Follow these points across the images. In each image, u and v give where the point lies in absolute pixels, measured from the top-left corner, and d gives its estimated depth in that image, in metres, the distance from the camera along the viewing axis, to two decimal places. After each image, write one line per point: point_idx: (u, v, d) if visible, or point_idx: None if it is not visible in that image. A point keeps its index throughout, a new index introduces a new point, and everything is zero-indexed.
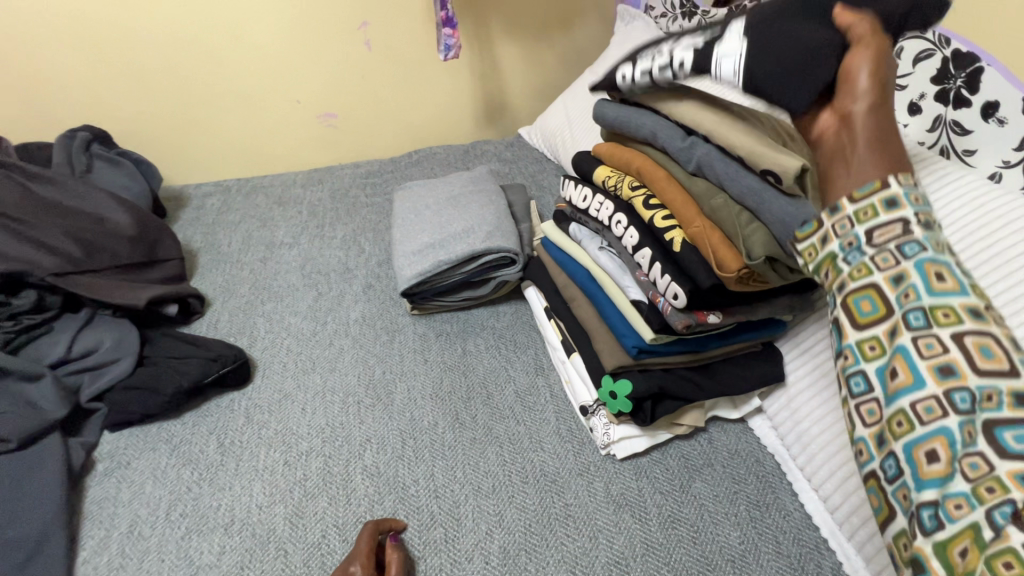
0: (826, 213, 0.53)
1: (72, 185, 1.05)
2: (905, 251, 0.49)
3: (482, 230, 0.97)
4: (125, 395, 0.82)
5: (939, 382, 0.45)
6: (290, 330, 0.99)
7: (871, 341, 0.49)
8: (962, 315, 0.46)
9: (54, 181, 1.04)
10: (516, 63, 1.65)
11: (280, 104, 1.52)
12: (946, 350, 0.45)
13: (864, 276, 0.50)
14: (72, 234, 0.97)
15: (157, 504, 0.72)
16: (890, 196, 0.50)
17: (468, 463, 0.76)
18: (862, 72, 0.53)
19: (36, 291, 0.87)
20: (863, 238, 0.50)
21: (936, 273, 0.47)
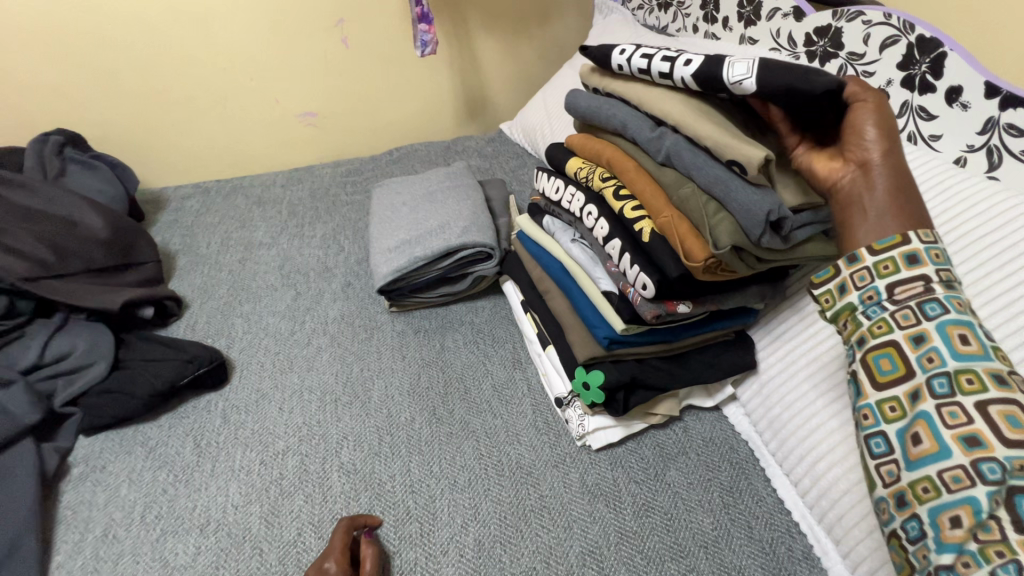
0: (844, 260, 0.55)
1: (43, 189, 1.04)
2: (926, 311, 0.51)
3: (458, 225, 0.97)
4: (99, 399, 0.82)
5: (966, 451, 0.45)
6: (268, 330, 0.99)
7: (892, 401, 0.50)
8: (986, 382, 0.47)
9: (24, 185, 1.02)
10: (496, 58, 1.65)
11: (258, 104, 1.50)
12: (971, 420, 0.46)
13: (885, 333, 0.52)
14: (43, 238, 0.96)
15: (132, 507, 0.72)
16: (911, 252, 0.52)
17: (445, 457, 0.76)
18: (869, 127, 0.56)
19: (8, 297, 0.87)
20: (883, 292, 0.53)
21: (958, 336, 0.49)
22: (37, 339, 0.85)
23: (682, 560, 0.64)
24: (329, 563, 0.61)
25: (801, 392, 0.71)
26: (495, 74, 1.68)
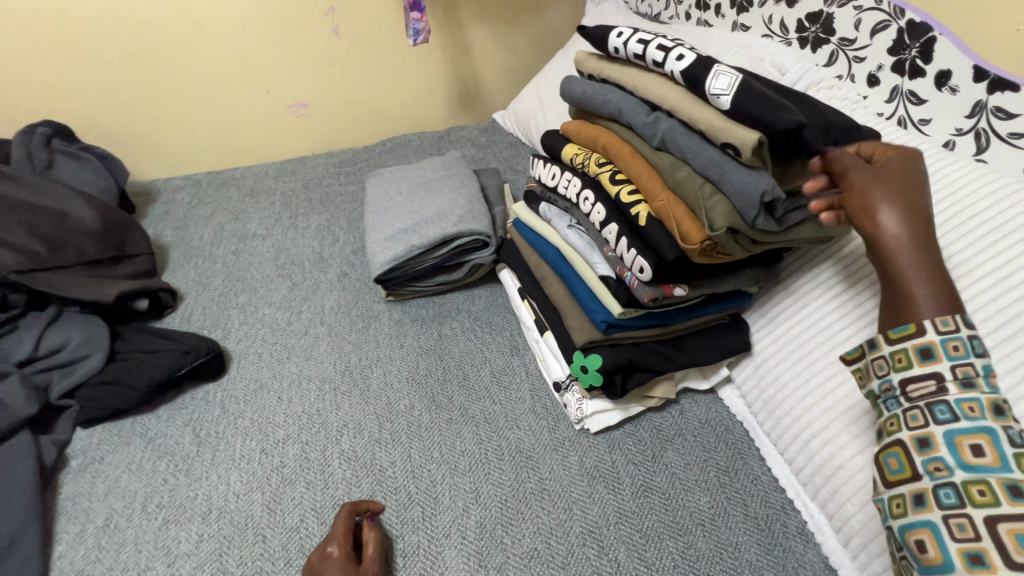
0: (867, 346, 0.57)
1: (33, 181, 1.03)
2: (936, 413, 0.51)
3: (454, 214, 0.97)
4: (96, 391, 0.82)
5: (968, 568, 0.45)
6: (264, 320, 0.99)
7: (897, 500, 0.51)
8: (999, 494, 0.46)
9: (13, 177, 1.01)
10: (488, 46, 1.64)
11: (247, 94, 1.49)
12: (978, 536, 0.45)
13: (895, 432, 0.53)
14: (34, 231, 0.95)
15: (133, 497, 0.72)
16: (924, 346, 0.52)
17: (445, 443, 0.76)
18: (884, 212, 0.57)
19: (1, 290, 0.86)
20: (898, 388, 0.53)
21: (969, 447, 0.48)
22: (31, 331, 0.84)
23: (680, 537, 0.65)
24: (332, 547, 0.62)
25: (795, 373, 0.72)
26: (488, 63, 1.68)
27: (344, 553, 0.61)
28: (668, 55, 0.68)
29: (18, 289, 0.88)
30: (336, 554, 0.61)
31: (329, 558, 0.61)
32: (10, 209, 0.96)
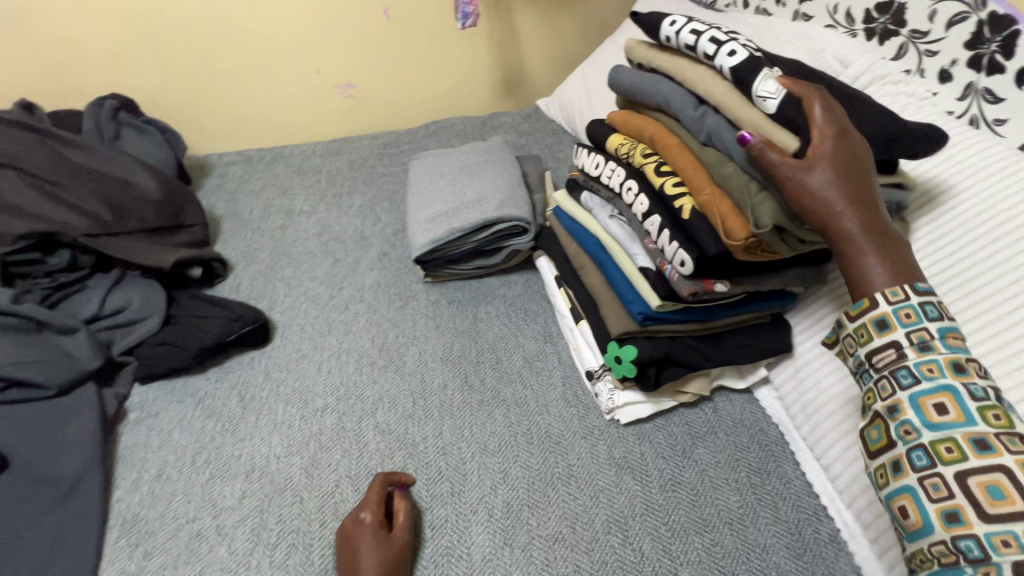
0: (835, 327, 0.58)
1: (102, 152, 1.09)
2: (900, 379, 0.52)
3: (494, 199, 0.97)
4: (153, 350, 0.87)
5: (944, 528, 0.46)
6: (307, 294, 1.02)
7: (880, 470, 0.52)
8: (965, 450, 0.47)
9: (85, 147, 1.08)
10: (536, 32, 1.62)
11: (298, 73, 1.51)
12: (953, 495, 0.47)
13: (872, 404, 0.54)
14: (101, 197, 1.00)
15: (183, 451, 0.77)
16: (879, 318, 0.54)
17: (476, 423, 0.78)
18: (823, 194, 0.55)
19: (70, 253, 0.92)
20: (866, 361, 0.55)
21: (932, 406, 0.49)
22: (96, 292, 0.90)
23: (706, 534, 0.65)
24: (366, 513, 0.65)
25: (837, 378, 0.70)
26: (535, 49, 1.66)
27: (378, 521, 0.63)
28: (719, 48, 0.66)
29: (85, 252, 0.93)
30: (369, 521, 0.63)
31: (362, 524, 0.64)
32: (79, 176, 1.02)
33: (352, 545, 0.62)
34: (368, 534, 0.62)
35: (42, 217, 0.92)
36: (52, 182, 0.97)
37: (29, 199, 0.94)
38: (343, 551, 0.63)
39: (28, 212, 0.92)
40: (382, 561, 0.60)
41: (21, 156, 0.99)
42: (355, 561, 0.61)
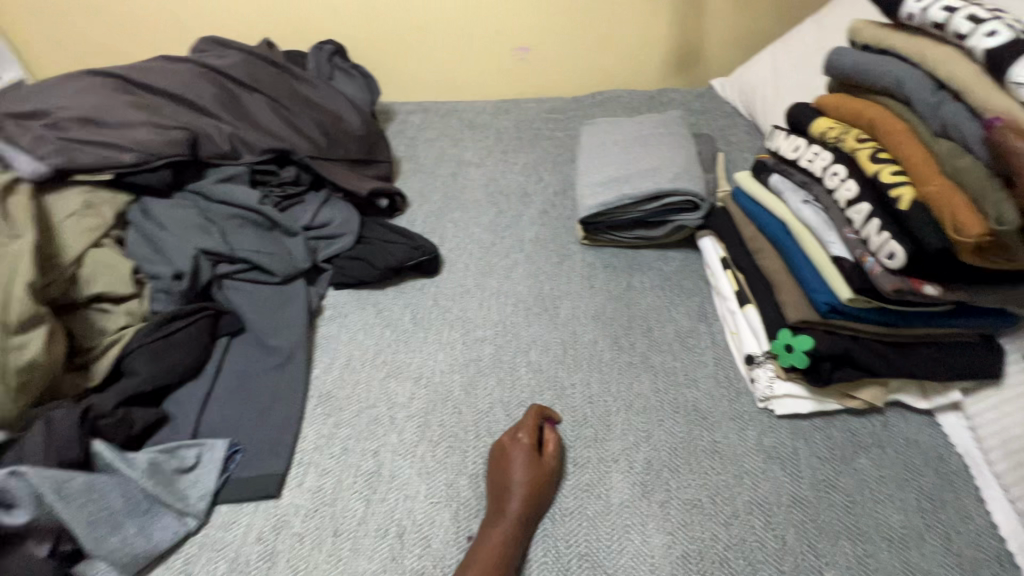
0: None
1: (321, 89, 1.25)
2: None
3: (669, 171, 0.97)
4: (347, 262, 1.00)
5: None
6: (472, 237, 1.11)
7: None
8: None
9: (310, 83, 1.24)
10: (723, 5, 1.54)
11: (481, 33, 1.56)
12: None
13: None
14: (319, 126, 1.15)
15: (365, 350, 0.89)
16: None
17: (623, 382, 0.81)
18: None
19: (295, 170, 1.06)
20: None
21: None
22: (310, 207, 1.04)
23: (860, 543, 0.62)
24: (520, 433, 0.72)
25: None
26: (718, 25, 1.59)
27: (530, 442, 0.70)
28: (977, 27, 0.59)
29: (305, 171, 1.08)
30: (523, 441, 0.70)
31: (516, 441, 0.71)
32: (303, 107, 1.16)
33: (505, 457, 0.69)
34: (522, 450, 0.69)
35: (277, 134, 1.08)
36: (286, 107, 1.14)
37: (268, 120, 1.09)
38: (496, 460, 0.71)
39: (269, 131, 1.08)
40: (531, 477, 0.66)
41: (263, 80, 1.14)
42: (507, 472, 0.68)
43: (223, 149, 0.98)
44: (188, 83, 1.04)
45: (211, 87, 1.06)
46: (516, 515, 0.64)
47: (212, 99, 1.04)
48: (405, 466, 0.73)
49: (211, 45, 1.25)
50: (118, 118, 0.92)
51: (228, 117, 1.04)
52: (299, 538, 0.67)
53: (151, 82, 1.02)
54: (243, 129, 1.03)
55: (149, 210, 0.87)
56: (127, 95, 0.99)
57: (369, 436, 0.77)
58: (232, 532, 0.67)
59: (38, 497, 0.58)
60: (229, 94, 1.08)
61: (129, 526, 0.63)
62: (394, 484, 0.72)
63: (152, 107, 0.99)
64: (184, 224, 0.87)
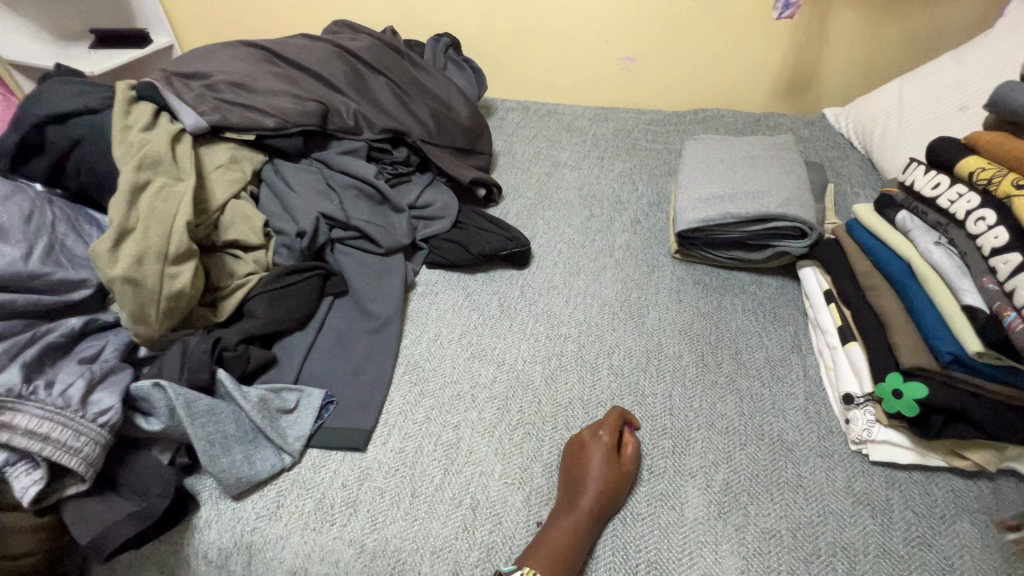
0: None
1: (436, 78, 1.30)
2: None
3: (779, 195, 0.94)
4: (442, 244, 1.04)
5: None
6: (563, 235, 1.12)
7: None
8: None
9: (427, 71, 1.30)
10: (849, 33, 1.48)
11: (592, 39, 1.58)
12: None
13: None
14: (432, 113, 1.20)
15: (453, 328, 0.93)
16: None
17: (706, 400, 0.80)
18: None
19: (406, 151, 1.12)
20: None
21: None
22: (415, 187, 1.10)
23: None
24: (600, 430, 0.72)
25: None
26: (840, 53, 1.52)
27: (611, 439, 0.71)
28: None
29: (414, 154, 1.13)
30: (603, 437, 0.71)
31: (597, 437, 0.71)
32: (419, 93, 1.22)
33: (583, 450, 0.71)
34: (601, 447, 0.70)
35: (394, 117, 1.14)
36: (404, 91, 1.20)
37: (388, 102, 1.16)
38: (572, 453, 0.72)
39: (387, 113, 1.15)
40: (608, 472, 0.67)
41: (387, 65, 1.21)
42: (585, 464, 0.69)
43: (348, 124, 1.05)
44: (324, 61, 1.13)
45: (342, 67, 1.14)
46: (592, 507, 0.65)
47: (343, 78, 1.12)
48: (482, 445, 0.76)
49: (343, 28, 1.34)
50: (264, 85, 1.01)
51: (354, 95, 1.11)
52: (381, 492, 0.71)
53: (293, 57, 1.11)
54: (366, 108, 1.10)
55: (281, 171, 0.95)
56: (271, 67, 1.09)
57: (450, 410, 0.80)
58: (321, 475, 0.72)
59: (172, 409, 0.65)
60: (357, 74, 1.15)
61: (237, 451, 0.69)
62: (471, 459, 0.74)
63: (291, 78, 1.08)
64: (309, 188, 0.94)
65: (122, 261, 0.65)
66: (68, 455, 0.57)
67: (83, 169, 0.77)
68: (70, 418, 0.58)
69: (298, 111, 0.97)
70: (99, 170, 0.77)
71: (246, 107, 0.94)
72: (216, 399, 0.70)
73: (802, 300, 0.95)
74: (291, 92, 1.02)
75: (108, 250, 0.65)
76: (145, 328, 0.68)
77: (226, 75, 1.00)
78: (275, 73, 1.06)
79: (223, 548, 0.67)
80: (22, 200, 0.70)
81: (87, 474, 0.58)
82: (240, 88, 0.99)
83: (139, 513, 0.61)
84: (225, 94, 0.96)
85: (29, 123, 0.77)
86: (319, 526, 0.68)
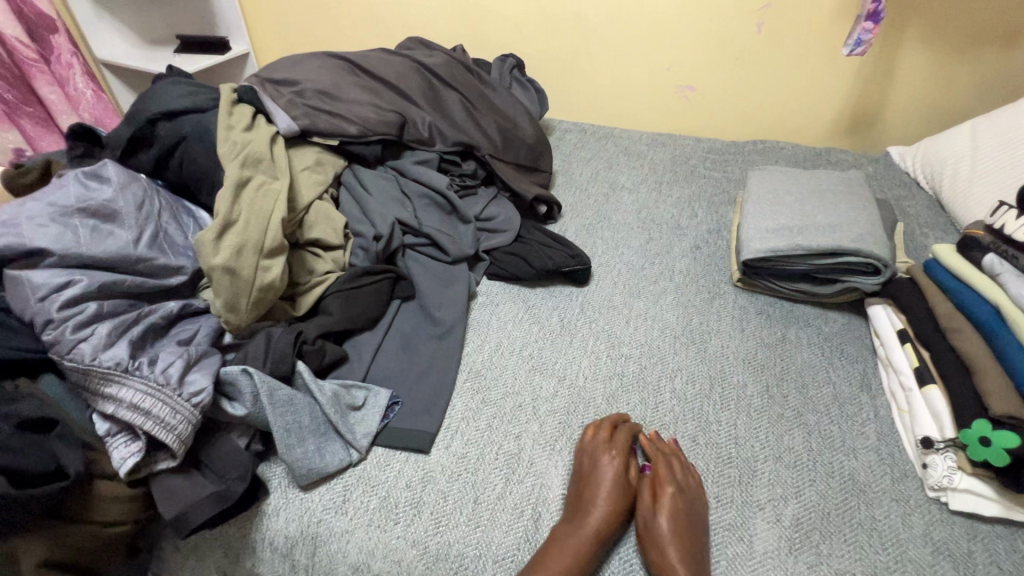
0: None
1: (503, 96, 1.34)
2: None
3: (852, 230, 0.93)
4: (505, 257, 1.06)
5: None
6: (622, 256, 1.13)
7: None
8: None
9: (495, 89, 1.34)
10: (917, 74, 1.47)
11: (653, 67, 1.61)
12: None
13: None
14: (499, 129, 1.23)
15: (514, 340, 0.94)
16: None
17: (772, 432, 0.78)
18: None
19: (473, 165, 1.15)
20: None
21: None
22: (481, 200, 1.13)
23: None
24: (607, 446, 0.74)
25: None
26: (906, 92, 1.51)
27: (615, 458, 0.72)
28: None
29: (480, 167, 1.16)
30: (611, 455, 0.72)
31: (603, 454, 0.73)
32: (487, 110, 1.26)
33: (590, 467, 0.72)
34: (613, 468, 0.71)
35: (464, 131, 1.18)
36: (474, 107, 1.24)
37: (458, 116, 1.20)
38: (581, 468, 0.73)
39: (457, 126, 1.18)
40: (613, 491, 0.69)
41: (459, 81, 1.25)
42: (595, 482, 0.71)
43: (422, 135, 1.09)
44: (402, 74, 1.17)
45: (419, 81, 1.19)
46: (598, 524, 0.67)
47: (418, 92, 1.17)
48: (542, 459, 0.76)
49: (417, 45, 1.39)
50: (349, 94, 1.05)
51: (427, 109, 1.16)
52: (444, 496, 0.71)
53: (373, 70, 1.16)
54: (439, 121, 1.14)
55: (359, 176, 0.99)
56: (353, 77, 1.14)
57: (510, 421, 0.81)
58: (386, 473, 0.74)
59: (255, 396, 0.68)
60: (431, 89, 1.20)
61: (310, 443, 0.71)
62: (531, 470, 0.75)
63: (371, 89, 1.12)
64: (385, 194, 0.98)
65: (223, 251, 0.69)
66: (163, 432, 0.60)
67: (186, 163, 0.83)
68: (169, 396, 0.61)
69: (379, 121, 1.01)
70: (201, 164, 0.82)
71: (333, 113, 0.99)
72: (294, 390, 0.73)
73: (871, 338, 0.93)
74: (372, 102, 1.06)
75: (211, 240, 0.69)
76: (235, 316, 0.71)
77: (314, 83, 1.05)
78: (357, 83, 1.11)
79: (289, 536, 0.69)
80: (136, 188, 0.73)
81: (178, 450, 0.61)
82: (326, 96, 1.04)
83: (220, 493, 0.63)
84: (313, 101, 1.01)
85: (144, 118, 0.82)
86: (383, 523, 0.69)
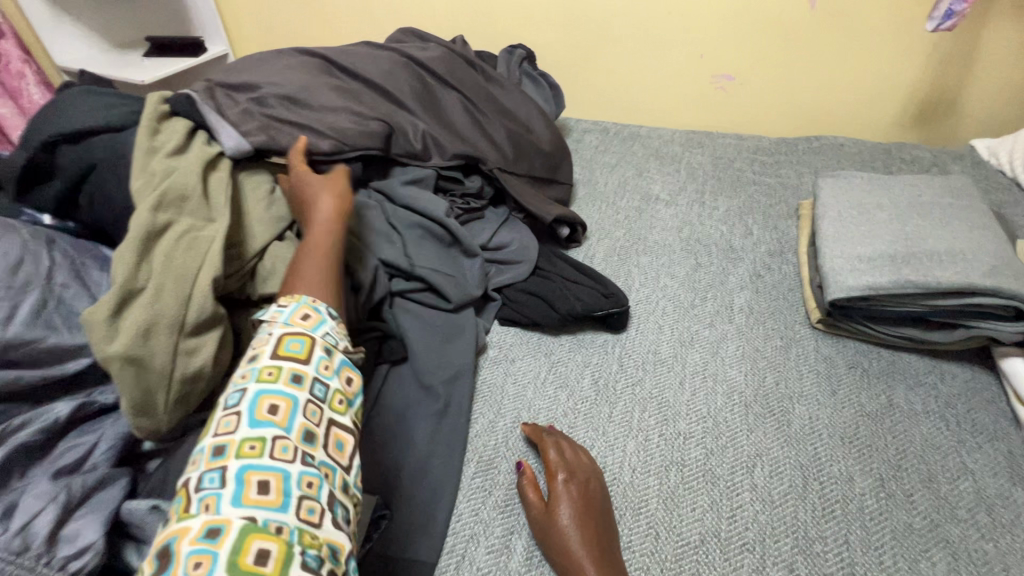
0: None
1: (513, 94, 1.11)
2: None
3: (979, 262, 0.71)
4: (521, 297, 0.85)
5: None
6: (666, 290, 0.90)
7: None
8: None
9: (504, 86, 1.12)
10: (1007, 52, 1.22)
11: (683, 52, 1.37)
12: None
13: None
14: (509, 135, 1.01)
15: (536, 414, 0.72)
16: None
17: (901, 555, 0.56)
18: None
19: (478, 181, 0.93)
20: None
21: None
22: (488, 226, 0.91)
23: None
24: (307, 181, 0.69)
25: None
26: (991, 72, 1.26)
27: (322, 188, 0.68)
28: None
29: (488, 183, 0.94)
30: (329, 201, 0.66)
31: (319, 196, 0.67)
32: (495, 112, 1.04)
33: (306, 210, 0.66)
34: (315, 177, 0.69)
35: (466, 139, 0.96)
36: (478, 109, 1.02)
37: (460, 121, 0.98)
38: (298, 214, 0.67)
39: (458, 134, 0.96)
40: (328, 219, 0.65)
41: (460, 79, 1.03)
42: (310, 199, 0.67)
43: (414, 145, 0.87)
44: (390, 74, 0.96)
45: (410, 81, 0.97)
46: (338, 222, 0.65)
47: (410, 94, 0.95)
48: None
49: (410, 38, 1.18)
50: (320, 99, 0.84)
51: (421, 114, 0.94)
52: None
53: (353, 69, 0.95)
54: (435, 129, 0.93)
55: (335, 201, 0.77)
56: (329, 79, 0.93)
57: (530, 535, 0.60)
58: None
59: None
60: (426, 89, 0.98)
61: None
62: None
63: (350, 91, 0.91)
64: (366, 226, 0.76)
65: (124, 335, 0.48)
66: None
67: (97, 200, 0.62)
68: (30, 568, 0.41)
69: (358, 132, 0.80)
70: (115, 202, 0.61)
71: (298, 126, 0.78)
72: None
73: (1008, 403, 0.71)
74: (350, 107, 0.85)
75: (105, 319, 0.48)
76: (150, 420, 0.50)
77: (277, 87, 0.84)
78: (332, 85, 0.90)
79: None
80: (12, 249, 0.54)
81: None
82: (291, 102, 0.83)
83: None
84: (275, 110, 0.80)
85: (39, 142, 0.62)
86: None
